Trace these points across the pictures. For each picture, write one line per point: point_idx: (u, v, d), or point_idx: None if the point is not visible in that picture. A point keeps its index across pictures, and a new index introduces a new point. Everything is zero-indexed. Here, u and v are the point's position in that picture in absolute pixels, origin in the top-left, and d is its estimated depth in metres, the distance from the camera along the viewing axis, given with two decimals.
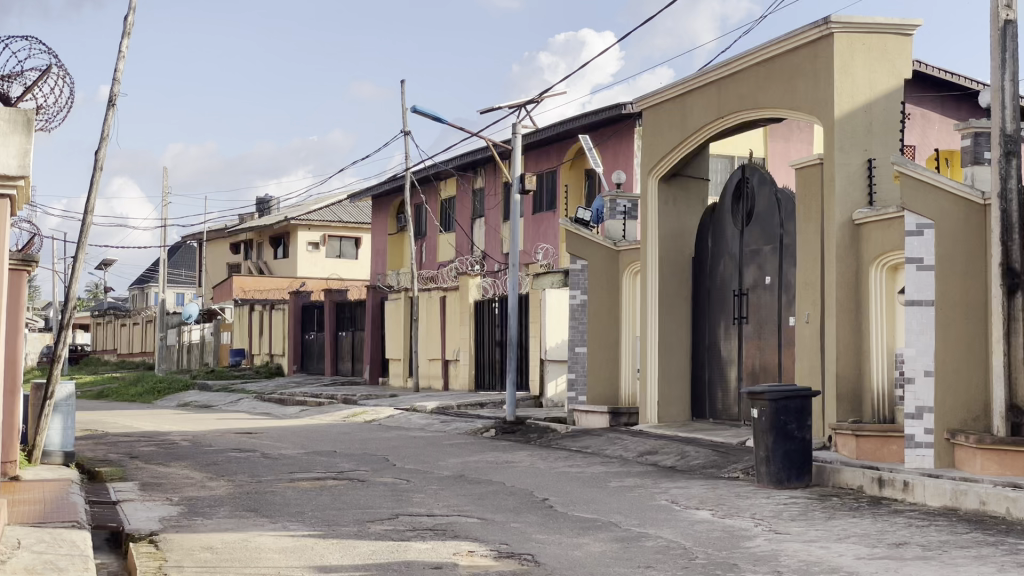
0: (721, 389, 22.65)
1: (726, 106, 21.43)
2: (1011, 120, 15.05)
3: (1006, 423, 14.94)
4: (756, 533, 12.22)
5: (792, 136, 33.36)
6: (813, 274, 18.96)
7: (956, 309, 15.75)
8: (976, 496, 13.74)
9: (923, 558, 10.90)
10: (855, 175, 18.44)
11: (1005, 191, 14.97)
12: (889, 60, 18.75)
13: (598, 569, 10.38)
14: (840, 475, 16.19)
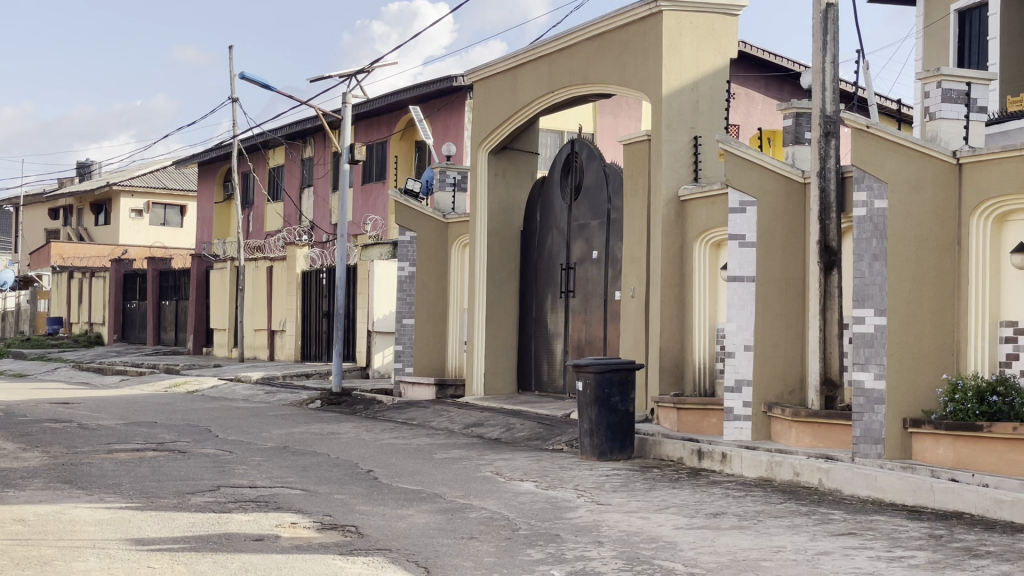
0: (546, 362, 22.85)
1: (557, 81, 21.54)
2: (831, 102, 15.43)
3: (820, 396, 15.36)
4: (578, 505, 12.36)
5: (620, 112, 33.83)
6: (639, 249, 19.22)
7: (776, 285, 16.18)
8: (790, 467, 14.15)
9: (739, 528, 11.17)
10: (682, 153, 18.70)
11: (824, 170, 15.31)
12: (715, 39, 19.07)
13: (421, 540, 10.39)
14: (661, 446, 16.50)
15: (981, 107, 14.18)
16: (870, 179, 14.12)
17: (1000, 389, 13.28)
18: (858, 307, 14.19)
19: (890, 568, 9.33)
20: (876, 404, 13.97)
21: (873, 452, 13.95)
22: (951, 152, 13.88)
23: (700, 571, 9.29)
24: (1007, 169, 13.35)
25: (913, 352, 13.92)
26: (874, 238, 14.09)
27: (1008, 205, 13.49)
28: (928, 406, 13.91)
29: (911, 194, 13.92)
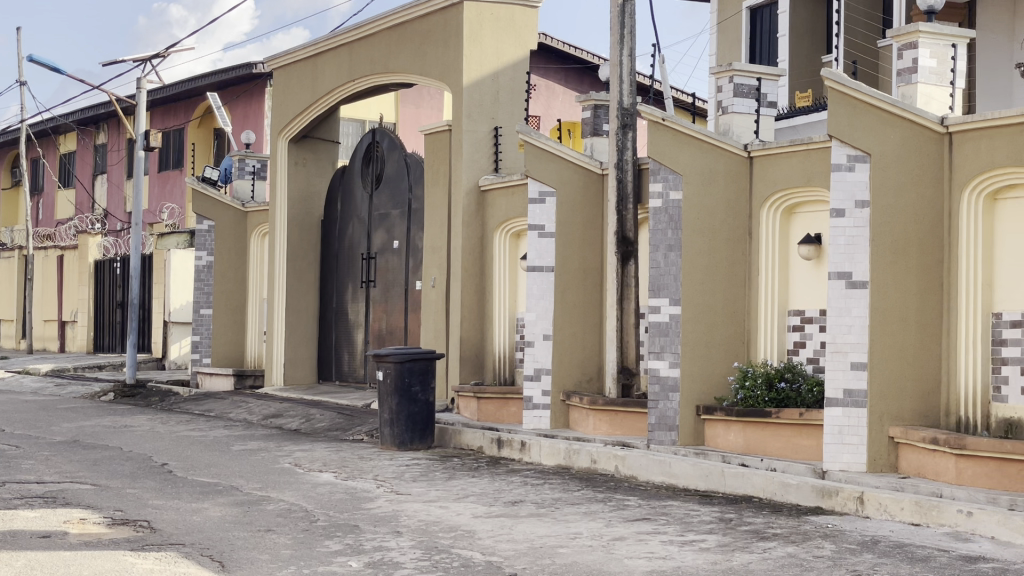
0: (347, 352, 22.75)
1: (358, 69, 21.43)
2: (628, 95, 15.70)
3: (617, 384, 15.66)
4: (377, 495, 12.31)
5: (422, 102, 33.80)
6: (439, 238, 19.22)
7: (575, 274, 16.40)
8: (587, 454, 14.35)
9: (536, 515, 11.27)
10: (481, 143, 18.79)
11: (621, 162, 15.57)
12: (515, 31, 19.19)
13: (216, 534, 10.21)
14: (460, 436, 16.55)
15: (770, 102, 14.57)
16: (666, 171, 14.43)
17: (787, 375, 13.68)
18: (654, 296, 14.47)
19: (681, 552, 9.53)
20: (671, 392, 14.32)
21: (668, 439, 14.34)
22: (742, 145, 14.19)
23: (497, 559, 9.33)
24: (795, 162, 13.71)
25: (705, 341, 14.24)
26: (669, 229, 14.37)
27: (796, 198, 13.86)
28: (721, 393, 14.31)
29: (704, 186, 14.22)
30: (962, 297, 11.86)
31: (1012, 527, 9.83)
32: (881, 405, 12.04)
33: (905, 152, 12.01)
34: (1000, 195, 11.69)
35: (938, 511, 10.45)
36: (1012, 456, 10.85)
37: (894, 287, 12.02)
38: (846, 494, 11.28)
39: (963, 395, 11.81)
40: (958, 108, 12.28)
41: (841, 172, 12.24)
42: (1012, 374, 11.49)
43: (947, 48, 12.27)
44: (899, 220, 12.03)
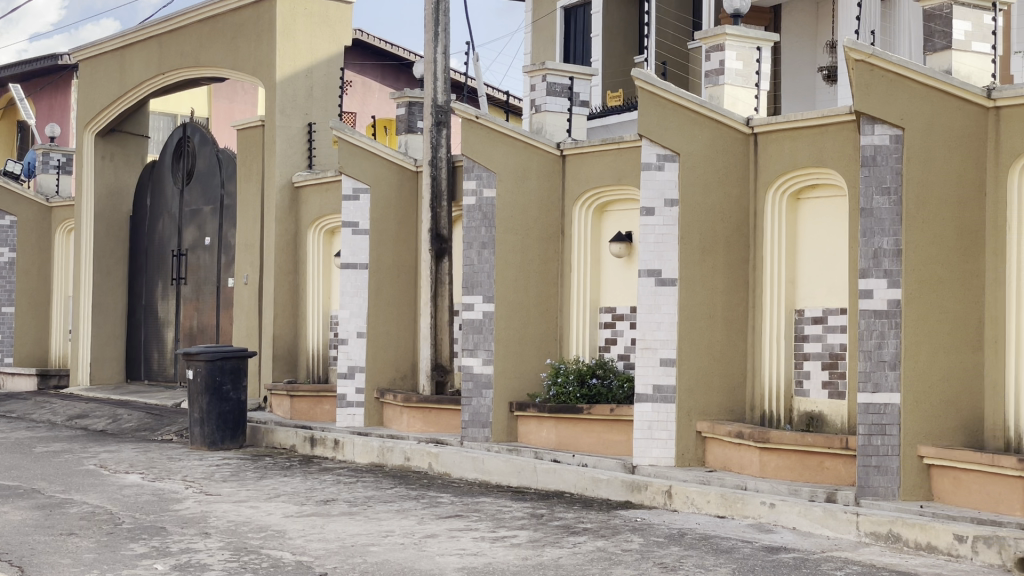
0: (156, 351, 22.31)
1: (167, 63, 21.02)
2: (443, 92, 15.71)
3: (432, 381, 15.64)
4: (185, 496, 12.08)
5: (235, 97, 33.37)
6: (252, 236, 18.95)
7: (388, 271, 16.33)
8: (401, 452, 14.36)
9: (348, 514, 11.19)
10: (295, 139, 18.58)
11: (435, 159, 15.57)
12: (330, 27, 19.05)
13: (15, 539, 9.90)
14: (272, 435, 16.38)
15: (582, 101, 14.66)
16: (479, 169, 14.42)
17: (599, 371, 13.89)
18: (468, 294, 14.41)
19: (493, 548, 9.56)
20: (484, 389, 14.34)
21: (481, 435, 14.36)
22: (555, 143, 14.33)
23: (307, 559, 9.24)
24: (607, 161, 13.86)
25: (518, 338, 14.34)
26: (483, 226, 14.39)
27: (607, 196, 14.07)
28: (533, 390, 14.40)
29: (518, 184, 14.31)
30: (767, 295, 12.18)
31: (812, 518, 10.10)
32: (688, 401, 12.26)
33: (712, 152, 12.26)
34: (803, 195, 12.06)
35: (742, 503, 10.71)
36: (813, 449, 11.16)
37: (701, 284, 12.22)
38: (654, 488, 11.47)
39: (766, 392, 12.21)
40: (762, 109, 12.58)
41: (652, 171, 12.38)
42: (813, 369, 11.88)
43: (752, 50, 12.52)
44: (705, 219, 12.25)
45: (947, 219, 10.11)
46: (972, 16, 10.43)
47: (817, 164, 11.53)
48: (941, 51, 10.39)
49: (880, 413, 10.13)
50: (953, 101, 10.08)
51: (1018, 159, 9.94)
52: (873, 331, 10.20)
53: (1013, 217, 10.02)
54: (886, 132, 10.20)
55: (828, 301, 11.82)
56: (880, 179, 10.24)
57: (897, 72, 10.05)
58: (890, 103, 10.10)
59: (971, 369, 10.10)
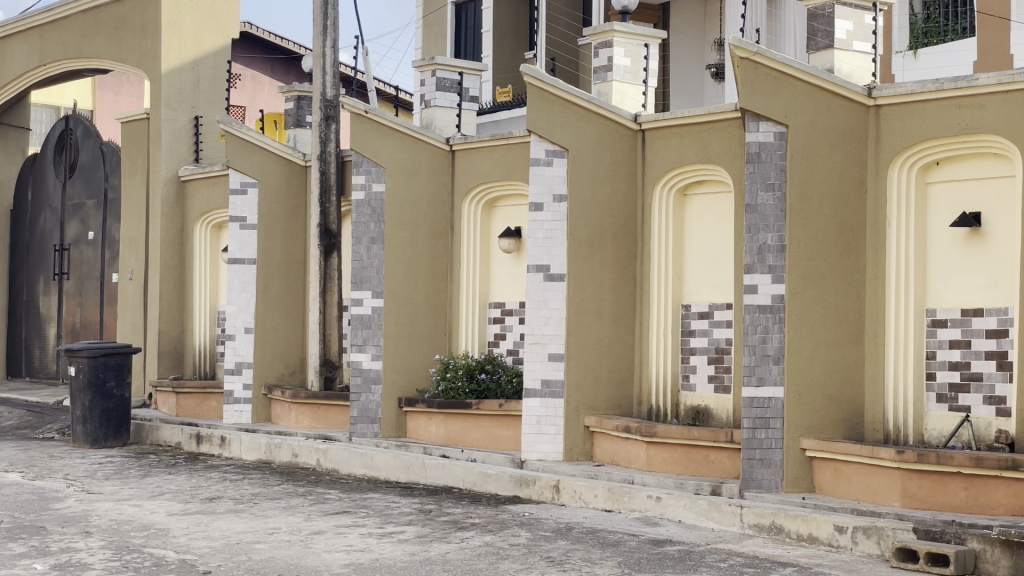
0: (38, 347, 22.02)
1: (49, 53, 20.60)
2: (332, 87, 15.64)
3: (320, 376, 15.57)
4: (67, 495, 11.86)
5: (121, 89, 32.89)
6: (138, 230, 18.68)
7: (276, 267, 16.19)
8: (289, 448, 14.27)
9: (233, 512, 11.07)
10: (180, 133, 18.34)
11: (324, 153, 15.46)
12: (217, 18, 18.82)
13: None
14: (158, 432, 16.18)
15: (472, 97, 14.67)
16: (368, 164, 14.35)
17: (488, 367, 13.89)
18: (357, 289, 14.33)
19: (380, 544, 9.52)
20: (373, 384, 14.28)
21: (369, 431, 14.28)
22: (444, 139, 14.36)
23: (191, 557, 9.12)
24: (496, 156, 13.88)
25: (407, 333, 14.29)
26: (372, 221, 14.36)
27: (496, 191, 14.08)
28: (423, 385, 14.37)
29: (407, 179, 14.26)
30: (654, 289, 12.28)
31: (697, 510, 10.21)
32: (577, 395, 12.31)
33: (599, 147, 12.32)
34: (689, 191, 12.18)
35: (629, 497, 10.78)
36: (698, 443, 11.25)
37: (589, 279, 12.27)
38: (542, 483, 11.49)
39: (653, 387, 12.31)
40: (650, 106, 12.67)
41: (540, 167, 12.38)
42: (699, 363, 12.01)
43: (640, 47, 12.62)
44: (593, 213, 12.29)
45: (828, 215, 10.25)
46: (853, 16, 10.61)
47: (703, 159, 11.65)
48: (824, 50, 10.55)
49: (764, 407, 10.23)
50: (835, 99, 10.23)
51: (897, 156, 10.15)
52: (758, 326, 10.28)
53: (892, 213, 10.22)
54: (771, 129, 10.29)
55: (714, 295, 11.95)
56: (765, 176, 10.32)
57: (781, 70, 10.19)
58: (774, 100, 10.18)
59: (851, 362, 10.28)
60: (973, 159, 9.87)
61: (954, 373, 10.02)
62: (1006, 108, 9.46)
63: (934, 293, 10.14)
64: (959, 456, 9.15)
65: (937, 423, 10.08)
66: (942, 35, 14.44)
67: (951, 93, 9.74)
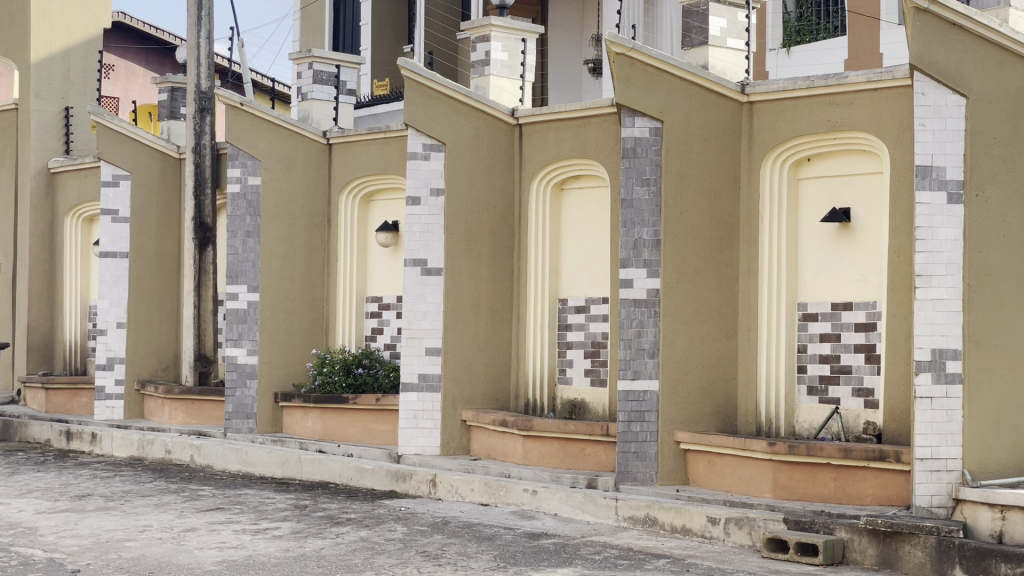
0: None
1: None
2: (206, 78, 15.41)
3: (194, 372, 15.31)
4: None
5: None
6: (6, 223, 18.26)
7: (149, 261, 15.93)
8: (162, 445, 14.07)
9: (104, 509, 10.87)
10: (50, 124, 17.96)
11: (199, 146, 15.27)
12: (87, 8, 18.47)
13: None
14: (27, 429, 15.86)
15: (349, 90, 14.58)
16: (243, 157, 14.11)
17: (365, 361, 13.79)
18: (232, 283, 14.14)
19: (253, 541, 9.41)
20: (248, 379, 14.11)
21: (244, 427, 14.12)
22: (321, 132, 14.27)
23: (59, 556, 8.93)
24: (373, 150, 13.82)
25: (284, 328, 14.16)
26: (248, 215, 14.12)
27: (372, 185, 14.03)
28: (299, 379, 14.28)
29: (283, 172, 14.13)
30: (531, 284, 12.31)
31: (573, 503, 10.26)
32: (454, 390, 12.28)
33: (476, 141, 12.33)
34: (567, 185, 12.22)
35: (505, 490, 10.80)
36: (574, 436, 11.31)
37: (467, 274, 12.28)
38: (419, 477, 11.47)
39: (530, 379, 12.34)
40: (527, 100, 12.68)
41: (417, 161, 12.36)
42: (576, 357, 12.04)
43: (517, 42, 12.63)
44: (470, 208, 12.30)
45: (703, 210, 10.37)
46: (727, 13, 10.71)
47: (580, 154, 11.71)
48: (698, 46, 10.66)
49: (639, 400, 10.34)
50: (709, 95, 10.35)
51: (771, 151, 10.30)
52: (633, 320, 10.36)
53: (765, 208, 10.36)
54: (647, 124, 10.36)
55: (590, 290, 12.01)
56: (640, 171, 10.40)
57: (656, 66, 10.25)
58: (649, 95, 10.28)
59: (725, 355, 10.41)
60: (844, 156, 10.04)
61: (824, 366, 10.17)
62: (874, 106, 9.63)
63: (805, 287, 10.30)
64: (829, 447, 9.31)
65: (808, 414, 10.25)
66: (815, 35, 14.02)
67: (823, 90, 9.89)
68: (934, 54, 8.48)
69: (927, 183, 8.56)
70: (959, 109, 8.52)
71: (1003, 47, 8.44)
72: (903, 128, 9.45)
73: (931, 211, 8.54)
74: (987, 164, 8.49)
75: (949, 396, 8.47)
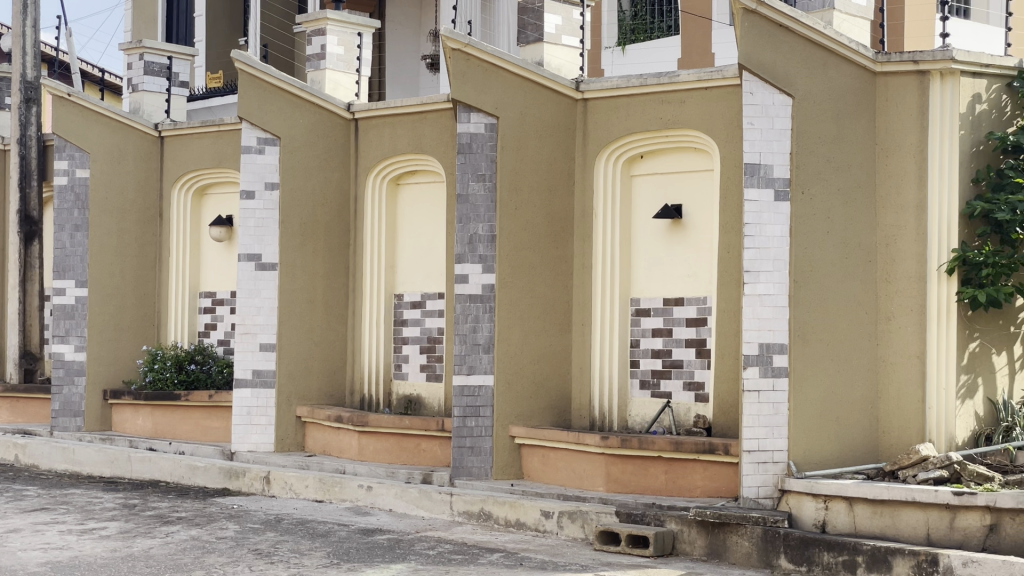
0: None
1: None
2: (31, 67, 15.07)
3: (20, 369, 14.88)
4: None
5: None
6: None
7: None
8: None
9: None
10: None
11: (24, 137, 14.83)
12: None
13: None
14: None
15: (182, 82, 14.28)
16: (71, 148, 13.81)
17: (197, 357, 13.51)
18: (59, 278, 13.83)
19: (79, 541, 9.20)
20: (76, 376, 13.80)
21: (72, 425, 13.80)
22: (153, 125, 13.99)
23: None
24: (206, 143, 13.61)
25: (113, 323, 13.89)
26: (76, 208, 13.80)
27: (204, 179, 13.80)
28: (129, 376, 13.98)
29: (113, 164, 13.87)
30: (367, 280, 12.24)
31: (408, 499, 10.25)
32: (289, 385, 12.18)
33: (312, 136, 12.24)
34: (402, 180, 12.17)
35: (339, 487, 10.74)
36: (410, 432, 11.28)
37: (301, 269, 12.18)
38: (252, 475, 11.35)
39: (365, 375, 12.27)
40: (364, 95, 12.61)
41: (251, 154, 12.17)
42: (411, 353, 11.99)
43: (353, 36, 12.55)
44: (305, 203, 12.20)
45: (538, 206, 10.43)
46: (562, 10, 10.78)
47: (415, 150, 11.69)
48: (533, 43, 10.71)
49: (474, 395, 10.34)
50: (544, 92, 10.44)
51: (604, 148, 10.41)
52: (468, 315, 10.37)
53: (599, 204, 10.47)
54: (482, 120, 10.37)
55: (425, 285, 11.97)
56: (475, 167, 10.39)
57: (491, 61, 10.28)
58: (485, 91, 10.30)
59: (559, 350, 10.49)
60: (677, 153, 10.19)
61: (656, 360, 10.31)
62: (704, 105, 9.80)
63: (637, 283, 10.43)
64: (661, 441, 9.46)
65: (640, 408, 10.39)
66: (649, 35, 14.20)
67: (654, 88, 10.04)
68: (762, 54, 8.63)
69: (755, 180, 8.72)
70: (786, 109, 8.71)
71: (827, 48, 8.71)
72: (733, 128, 9.64)
73: (759, 208, 8.70)
74: (810, 163, 8.71)
75: (777, 389, 8.65)
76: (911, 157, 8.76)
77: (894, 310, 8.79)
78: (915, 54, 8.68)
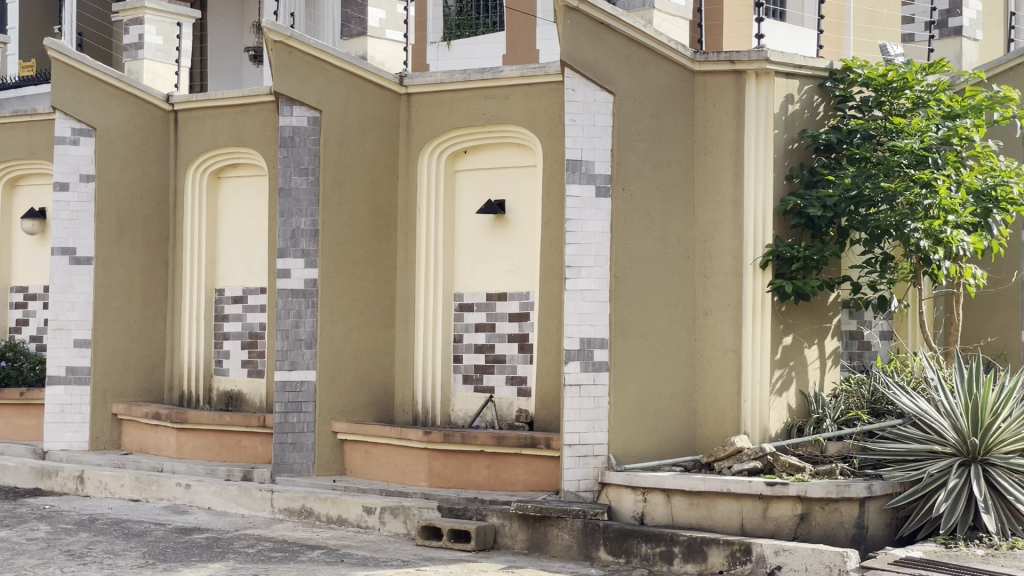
0: None
1: None
2: None
3: None
4: None
5: None
6: None
7: None
8: None
9: None
10: None
11: None
12: None
13: None
14: None
15: None
16: None
17: (9, 354, 13.14)
18: None
19: None
20: None
21: None
22: None
23: None
24: (17, 134, 13.21)
25: None
26: None
27: (17, 171, 13.41)
28: None
29: None
30: (186, 275, 12.02)
31: (227, 497, 10.09)
32: (105, 382, 11.87)
33: (130, 127, 11.96)
34: (223, 173, 12.01)
35: (157, 485, 10.53)
36: (230, 428, 11.10)
37: (118, 264, 11.88)
38: (65, 474, 11.05)
39: (185, 371, 12.06)
40: (184, 86, 12.32)
41: (65, 145, 11.86)
42: (232, 348, 11.82)
43: (172, 26, 12.32)
44: (122, 195, 11.91)
45: (361, 200, 10.36)
46: (386, 4, 10.69)
47: (237, 143, 11.51)
48: (357, 37, 10.65)
49: (296, 391, 10.18)
50: (367, 86, 10.36)
51: (427, 142, 10.40)
52: (290, 310, 10.18)
53: (422, 198, 10.45)
54: (305, 114, 10.22)
55: (247, 280, 11.80)
56: (297, 160, 10.24)
57: (313, 54, 10.13)
58: (307, 84, 10.15)
59: (382, 344, 10.45)
60: (499, 149, 10.26)
61: (479, 355, 10.32)
62: (528, 101, 9.86)
63: (460, 277, 10.45)
64: (483, 436, 9.47)
65: (462, 403, 10.40)
66: (473, 30, 14.24)
67: (478, 84, 10.05)
68: (583, 51, 8.70)
69: (577, 176, 8.77)
70: (607, 105, 8.81)
71: (646, 47, 8.84)
72: (556, 125, 9.73)
73: (581, 204, 8.76)
74: (631, 160, 8.83)
75: (596, 383, 8.74)
76: (728, 154, 8.94)
77: (711, 305, 8.95)
78: (732, 54, 8.86)
